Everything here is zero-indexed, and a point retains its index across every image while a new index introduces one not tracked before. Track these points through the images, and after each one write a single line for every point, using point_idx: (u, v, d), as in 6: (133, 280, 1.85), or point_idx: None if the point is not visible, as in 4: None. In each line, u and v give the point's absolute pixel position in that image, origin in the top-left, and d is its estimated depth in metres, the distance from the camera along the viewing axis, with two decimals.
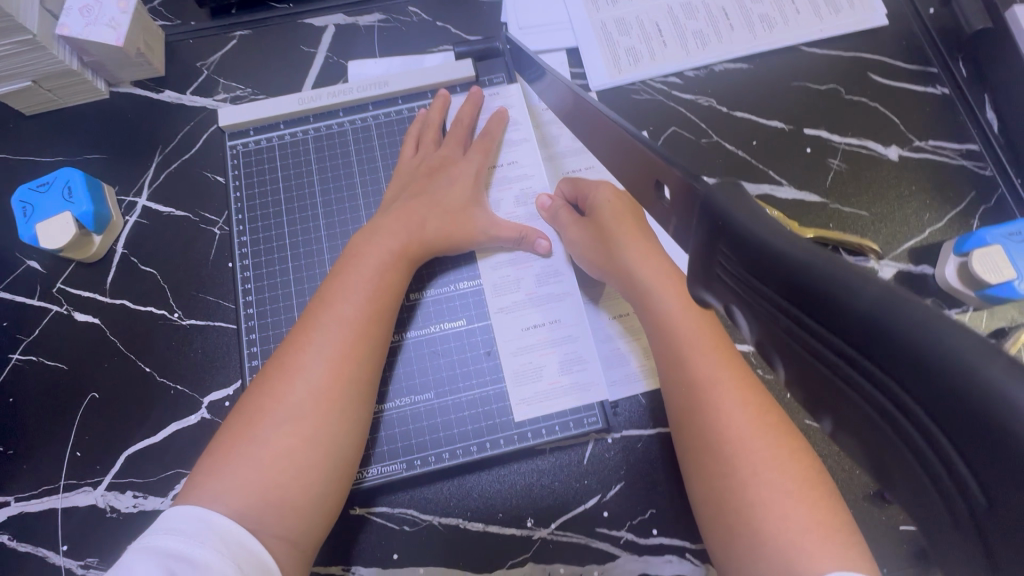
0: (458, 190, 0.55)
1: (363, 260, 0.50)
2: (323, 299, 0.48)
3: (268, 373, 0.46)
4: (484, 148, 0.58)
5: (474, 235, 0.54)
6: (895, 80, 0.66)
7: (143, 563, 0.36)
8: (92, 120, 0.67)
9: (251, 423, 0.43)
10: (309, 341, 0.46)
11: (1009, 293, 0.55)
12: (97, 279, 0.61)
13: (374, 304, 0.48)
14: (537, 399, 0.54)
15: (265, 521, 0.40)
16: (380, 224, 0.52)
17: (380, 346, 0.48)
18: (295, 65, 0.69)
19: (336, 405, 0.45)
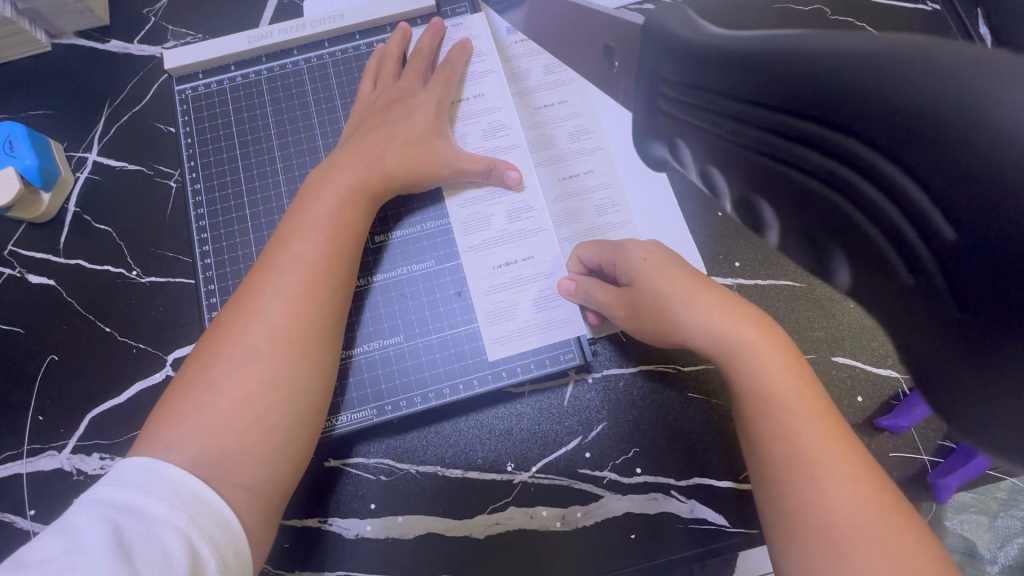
0: (419, 123, 0.52)
1: (320, 198, 0.47)
2: (280, 239, 0.46)
3: (224, 318, 0.43)
4: (445, 79, 0.55)
5: (438, 169, 0.51)
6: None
7: (86, 516, 0.34)
8: (35, 74, 0.63)
9: (206, 369, 0.41)
10: (267, 283, 0.44)
11: None
12: (49, 239, 0.58)
13: (333, 241, 0.46)
14: (511, 337, 0.52)
15: (223, 469, 0.38)
16: (339, 160, 0.49)
17: (341, 287, 0.46)
18: (247, 6, 0.64)
19: (296, 347, 0.43)
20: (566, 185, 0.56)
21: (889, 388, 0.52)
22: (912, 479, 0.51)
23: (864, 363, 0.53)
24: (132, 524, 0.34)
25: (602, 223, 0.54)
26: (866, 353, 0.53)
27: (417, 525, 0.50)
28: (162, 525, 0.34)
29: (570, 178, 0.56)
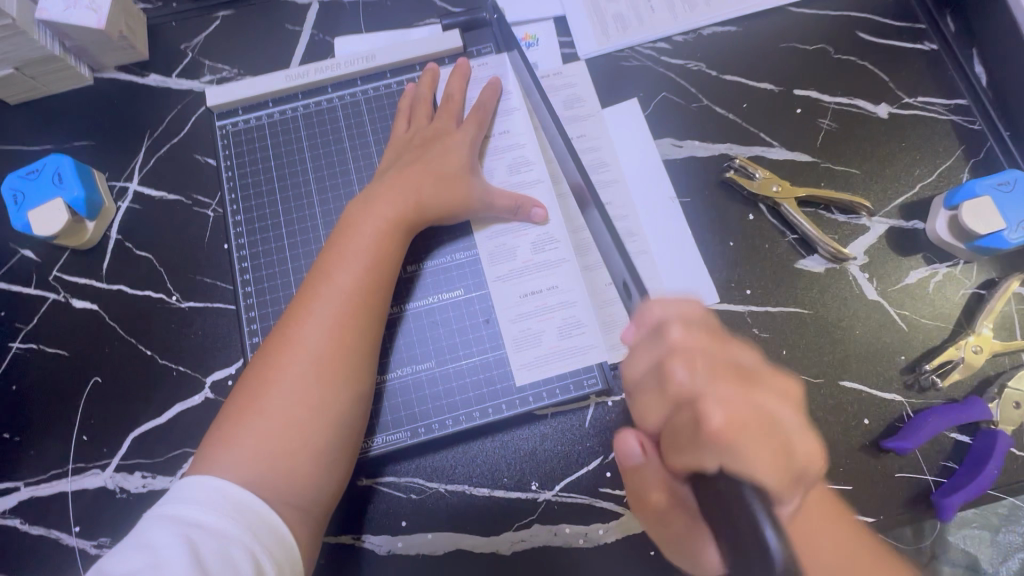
0: (454, 160, 0.55)
1: (359, 231, 0.50)
2: (321, 270, 0.49)
3: (272, 346, 0.46)
4: (478, 120, 0.58)
5: (469, 204, 0.54)
6: (884, 38, 0.66)
7: (161, 530, 0.37)
8: (78, 106, 0.67)
9: (258, 396, 0.44)
10: (310, 313, 0.47)
11: (999, 243, 0.55)
12: (92, 265, 0.61)
13: (372, 272, 0.49)
14: (537, 362, 0.54)
15: (278, 490, 0.42)
16: (375, 194, 0.52)
17: (380, 315, 0.49)
18: (281, 44, 0.68)
19: (340, 374, 0.45)
20: None
21: (894, 411, 0.55)
22: (918, 498, 0.53)
23: (870, 387, 0.56)
24: (206, 541, 0.37)
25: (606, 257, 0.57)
26: (870, 379, 0.56)
27: (446, 542, 0.53)
28: (231, 542, 0.37)
29: None
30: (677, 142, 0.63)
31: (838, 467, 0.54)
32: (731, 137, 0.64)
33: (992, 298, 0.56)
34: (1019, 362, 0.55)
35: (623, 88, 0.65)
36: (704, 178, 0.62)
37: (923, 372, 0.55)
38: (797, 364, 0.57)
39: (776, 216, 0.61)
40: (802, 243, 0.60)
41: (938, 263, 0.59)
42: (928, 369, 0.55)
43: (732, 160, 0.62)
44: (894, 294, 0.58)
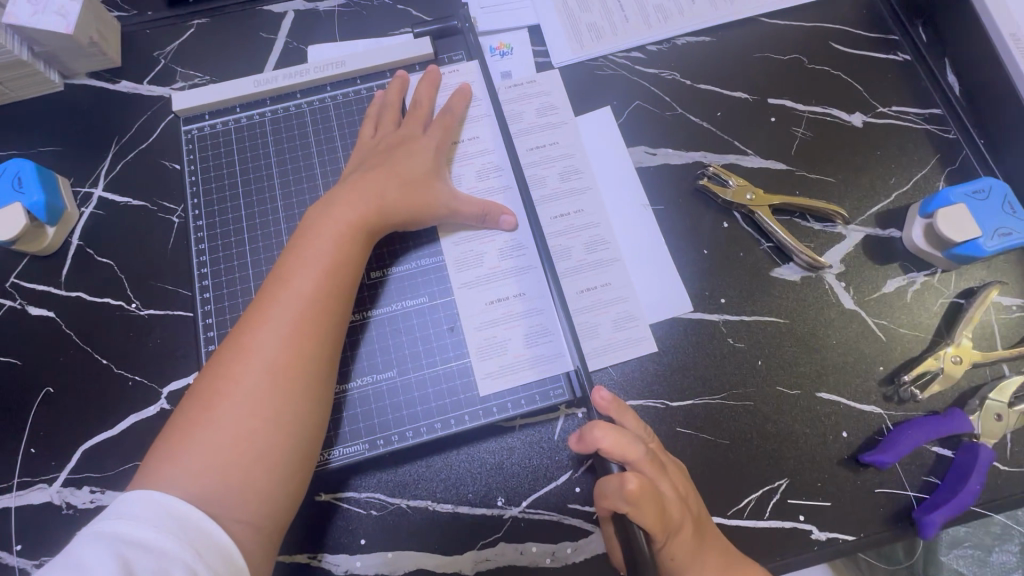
0: (419, 165, 0.54)
1: (319, 235, 0.49)
2: (279, 275, 0.47)
3: (224, 353, 0.44)
4: (444, 125, 0.57)
5: (434, 210, 0.53)
6: (856, 48, 0.66)
7: (94, 548, 0.35)
8: (45, 112, 0.66)
9: (208, 407, 0.42)
10: (265, 319, 0.45)
11: (977, 251, 0.55)
12: (51, 272, 0.60)
13: (332, 277, 0.47)
14: (503, 372, 0.52)
15: (226, 506, 0.40)
16: (337, 198, 0.51)
17: (339, 322, 0.47)
18: (256, 53, 0.69)
19: (295, 383, 0.44)
20: (558, 222, 0.60)
21: (873, 424, 0.53)
22: (899, 515, 0.51)
23: (848, 400, 0.54)
24: (142, 560, 0.35)
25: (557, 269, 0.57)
26: (848, 390, 0.54)
27: (407, 560, 0.51)
28: (169, 559, 0.35)
29: (562, 216, 0.60)
30: (651, 149, 0.63)
31: (817, 482, 0.52)
32: (705, 145, 0.63)
33: (970, 306, 0.55)
34: (1000, 373, 0.54)
35: (596, 96, 0.65)
36: (677, 186, 0.61)
37: (902, 384, 0.53)
38: (773, 375, 0.55)
39: (751, 224, 0.60)
40: (778, 251, 0.59)
41: (915, 272, 0.58)
42: (908, 380, 0.53)
43: (705, 167, 0.62)
44: (871, 304, 0.57)
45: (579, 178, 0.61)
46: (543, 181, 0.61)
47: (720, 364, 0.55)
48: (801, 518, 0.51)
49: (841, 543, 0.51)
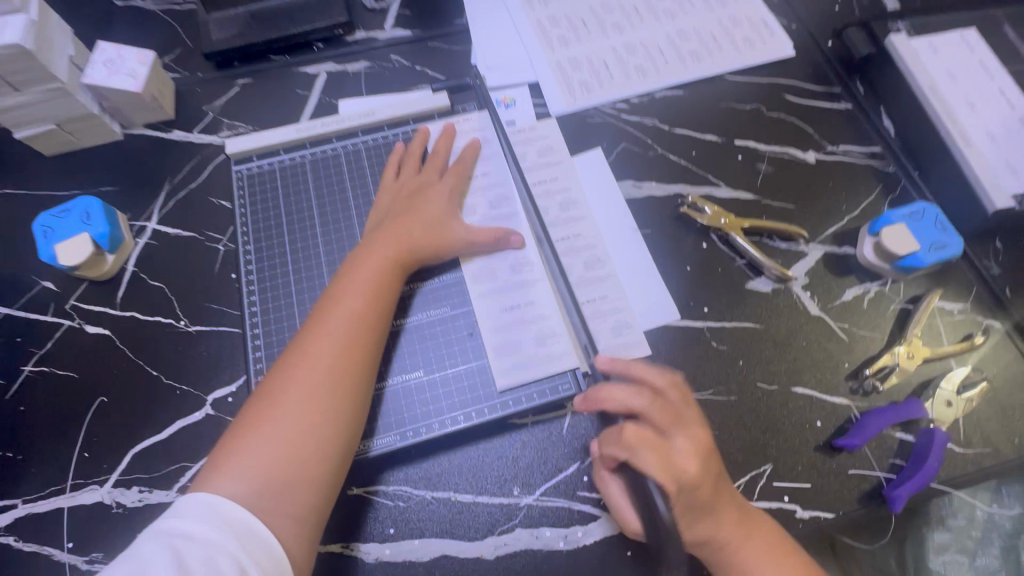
0: (438, 207, 0.63)
1: (361, 269, 0.57)
2: (327, 303, 0.55)
3: (282, 366, 0.52)
4: (457, 172, 0.67)
5: (454, 243, 0.62)
6: (806, 98, 0.79)
7: (152, 543, 0.41)
8: (105, 157, 0.75)
9: (265, 414, 0.49)
10: (319, 337, 0.52)
11: (917, 262, 0.64)
12: (108, 294, 0.67)
13: (372, 304, 0.55)
14: (517, 370, 0.59)
15: (278, 502, 0.46)
16: (378, 236, 0.60)
17: (378, 344, 0.55)
18: (293, 106, 0.79)
19: (340, 395, 0.51)
20: (561, 245, 0.69)
21: (842, 414, 0.61)
22: (871, 493, 0.58)
23: (820, 392, 0.62)
24: (192, 550, 0.41)
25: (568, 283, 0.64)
26: (819, 385, 0.62)
27: (433, 547, 0.55)
28: (216, 549, 0.41)
29: (564, 239, 0.69)
30: (637, 183, 0.73)
31: (798, 466, 0.59)
32: (683, 179, 0.74)
33: (918, 309, 0.64)
34: (948, 367, 0.62)
35: (588, 140, 0.76)
36: (661, 213, 0.71)
37: (864, 377, 0.61)
38: (753, 371, 0.63)
39: (727, 244, 0.69)
40: (751, 267, 0.68)
41: (869, 282, 0.67)
42: (869, 373, 0.61)
43: (685, 197, 0.72)
44: (834, 309, 0.66)
45: (577, 207, 0.71)
46: (545, 211, 0.71)
47: (706, 364, 0.63)
48: (786, 499, 0.57)
49: (822, 520, 0.57)
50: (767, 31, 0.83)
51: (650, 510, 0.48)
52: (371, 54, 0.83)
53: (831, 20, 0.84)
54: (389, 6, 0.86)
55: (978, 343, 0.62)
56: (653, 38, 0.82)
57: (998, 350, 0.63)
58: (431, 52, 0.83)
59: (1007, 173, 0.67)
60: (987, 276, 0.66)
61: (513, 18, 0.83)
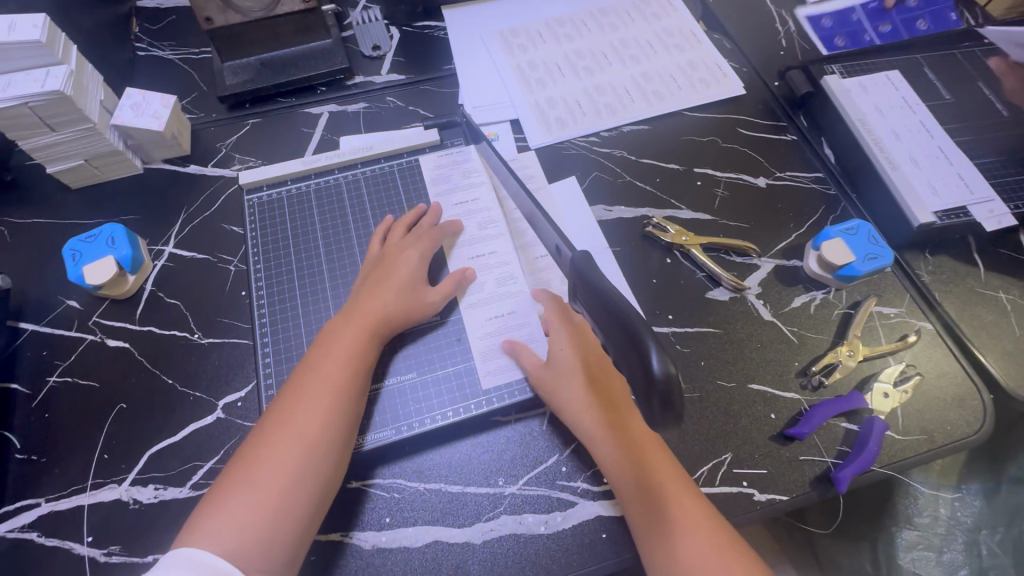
0: (414, 272, 0.68)
1: (340, 336, 0.63)
2: (310, 367, 0.61)
3: (264, 434, 0.57)
4: (431, 238, 0.72)
5: (424, 309, 0.67)
6: (757, 131, 0.89)
7: None
8: (127, 188, 0.83)
9: (247, 473, 0.55)
10: (298, 406, 0.58)
11: (854, 271, 0.73)
12: (128, 311, 0.73)
13: (350, 369, 0.61)
14: (500, 371, 0.67)
15: (251, 557, 0.51)
16: (357, 306, 0.65)
17: (354, 406, 0.60)
18: (299, 142, 0.88)
19: (314, 455, 0.56)
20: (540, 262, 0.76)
21: (793, 407, 0.68)
22: (821, 477, 0.64)
23: (773, 388, 0.69)
24: None
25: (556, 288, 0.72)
26: (773, 381, 0.69)
27: (426, 534, 0.60)
28: None
29: None
30: (608, 208, 0.82)
31: (755, 455, 0.65)
32: (649, 202, 0.82)
33: (857, 313, 0.72)
34: (886, 363, 0.70)
35: (563, 169, 0.85)
36: (630, 231, 0.80)
37: (812, 373, 0.69)
38: (714, 371, 0.70)
39: (688, 259, 0.77)
40: (710, 279, 0.76)
41: (815, 290, 0.75)
42: (815, 370, 0.69)
43: (650, 219, 0.80)
44: (784, 315, 0.73)
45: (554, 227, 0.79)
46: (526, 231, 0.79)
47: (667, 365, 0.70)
48: (745, 484, 0.63)
49: (778, 503, 0.63)
50: (721, 73, 0.94)
51: (634, 374, 0.37)
52: (369, 96, 0.93)
53: (776, 64, 0.95)
54: (385, 54, 0.97)
55: (911, 341, 0.70)
56: (620, 80, 0.92)
57: (930, 347, 0.71)
58: (422, 94, 0.93)
59: (930, 194, 0.76)
60: (918, 283, 0.75)
61: (496, 63, 0.94)
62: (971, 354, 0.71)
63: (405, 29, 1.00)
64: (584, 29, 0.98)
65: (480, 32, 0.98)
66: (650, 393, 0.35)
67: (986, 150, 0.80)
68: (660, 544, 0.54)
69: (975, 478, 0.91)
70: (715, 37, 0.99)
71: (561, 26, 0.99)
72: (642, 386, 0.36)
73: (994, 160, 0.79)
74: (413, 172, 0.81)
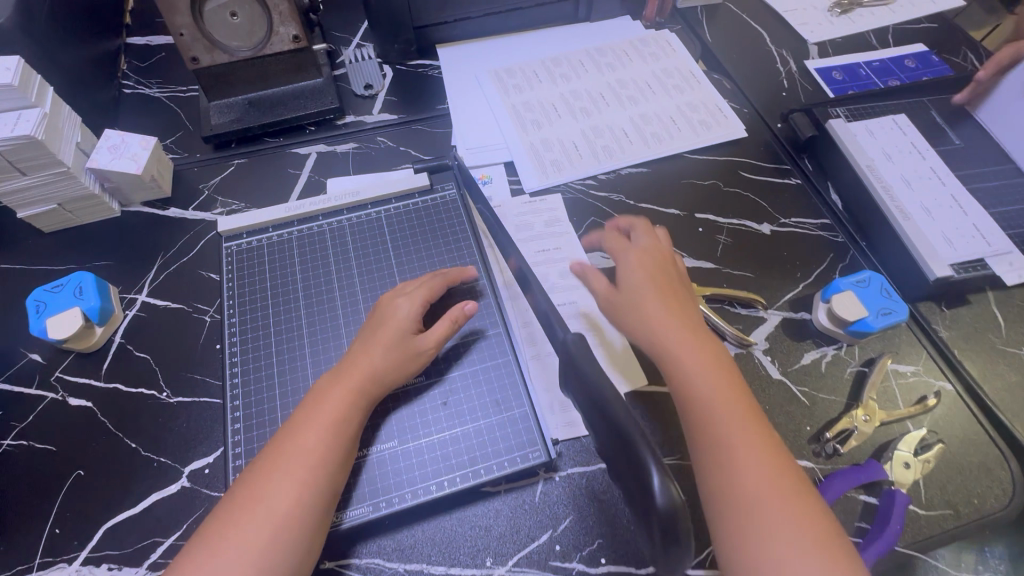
0: (405, 320, 0.63)
1: (327, 398, 0.57)
2: (293, 432, 0.56)
3: (234, 504, 0.52)
4: (428, 288, 0.66)
5: (416, 358, 0.62)
6: (759, 175, 0.86)
7: None
8: (102, 233, 0.79)
9: (214, 552, 0.49)
10: (275, 474, 0.53)
11: (868, 327, 0.68)
12: (94, 366, 0.69)
13: (335, 436, 0.55)
14: (487, 441, 0.61)
15: None
16: (348, 362, 0.60)
17: (336, 475, 0.55)
18: (285, 184, 0.85)
19: (292, 530, 0.51)
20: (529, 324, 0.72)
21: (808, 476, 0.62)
22: None
23: None
24: None
25: (547, 349, 0.69)
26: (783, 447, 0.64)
27: None
28: None
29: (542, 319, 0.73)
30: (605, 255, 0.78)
31: None
32: None
33: (872, 374, 0.67)
34: (905, 428, 0.65)
35: (560, 212, 0.81)
36: None
37: (826, 440, 0.64)
38: None
39: None
40: (713, 333, 0.72)
41: (826, 345, 0.71)
42: (829, 437, 0.64)
43: None
44: (793, 373, 0.69)
45: (545, 278, 0.75)
46: (547, 274, 0.76)
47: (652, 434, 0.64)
48: None
49: None
50: (721, 114, 0.91)
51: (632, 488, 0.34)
52: (360, 136, 0.90)
53: (779, 105, 0.93)
54: (377, 93, 0.94)
55: (931, 405, 0.65)
56: (619, 120, 0.90)
57: (952, 412, 0.66)
58: (414, 133, 0.90)
59: (945, 245, 0.72)
60: (935, 340, 0.70)
61: (491, 103, 0.92)
62: (994, 419, 0.66)
63: (399, 68, 0.98)
64: (581, 69, 0.96)
65: (476, 72, 0.96)
66: (651, 518, 0.32)
67: (1000, 199, 0.77)
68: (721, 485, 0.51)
69: (1001, 541, 0.85)
70: (714, 77, 0.97)
71: (557, 65, 0.97)
72: (643, 507, 0.32)
73: (1009, 210, 0.76)
74: (401, 218, 0.78)
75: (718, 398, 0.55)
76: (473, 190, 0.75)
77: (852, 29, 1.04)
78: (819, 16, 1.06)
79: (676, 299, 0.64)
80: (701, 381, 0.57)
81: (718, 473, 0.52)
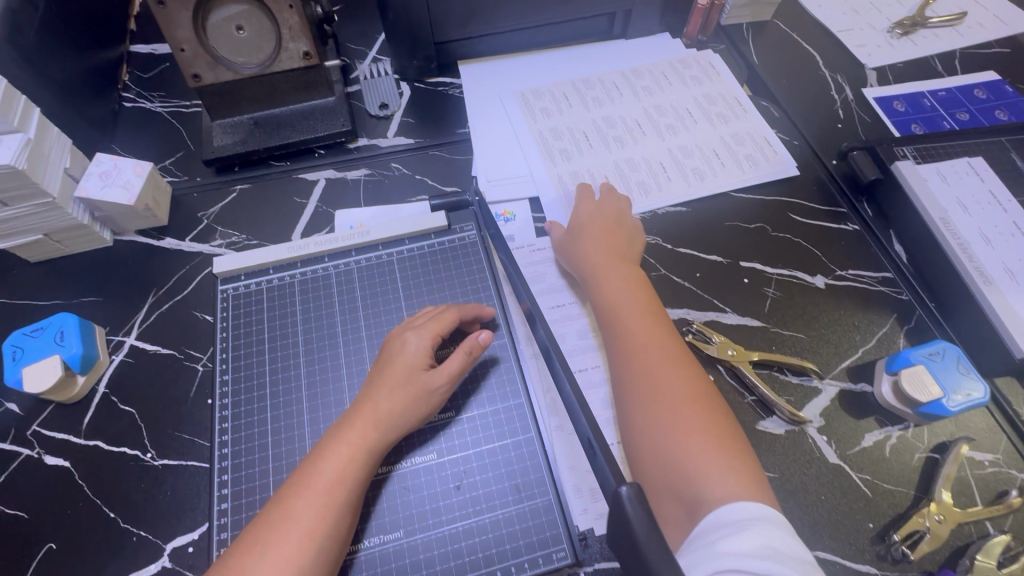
0: (415, 355, 0.57)
1: (327, 460, 0.51)
2: (284, 500, 0.49)
3: None
4: (439, 319, 0.60)
5: (427, 398, 0.55)
6: (812, 218, 0.77)
7: None
8: (91, 264, 0.73)
9: None
10: (260, 553, 0.46)
11: (941, 409, 0.60)
12: (74, 419, 0.62)
13: (331, 507, 0.49)
14: (504, 536, 0.54)
15: None
16: (353, 412, 0.54)
17: (330, 554, 0.48)
18: (290, 214, 0.78)
19: None
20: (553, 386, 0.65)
21: None
22: None
23: (844, 558, 0.56)
24: None
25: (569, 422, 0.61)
26: (842, 549, 0.56)
27: None
28: None
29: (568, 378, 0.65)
30: None
31: None
32: (688, 303, 0.70)
33: (947, 464, 0.59)
34: (985, 532, 0.56)
35: None
36: None
37: (893, 543, 0.55)
38: None
39: (735, 378, 0.65)
40: (761, 405, 0.63)
41: (890, 425, 0.62)
42: (898, 539, 0.55)
43: (690, 324, 0.68)
44: (853, 458, 0.61)
45: (572, 333, 0.67)
46: (574, 329, 0.68)
47: None
48: None
49: None
50: (770, 148, 0.83)
51: None
52: (372, 162, 0.83)
53: (833, 139, 0.84)
54: (393, 114, 0.87)
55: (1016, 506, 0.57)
56: (656, 152, 0.82)
57: None
58: (432, 161, 0.83)
59: None
60: (1016, 425, 0.62)
61: (516, 129, 0.84)
62: None
63: (417, 86, 0.90)
64: (615, 92, 0.88)
65: (500, 93, 0.89)
66: None
67: None
68: (641, 398, 0.55)
69: None
70: (762, 104, 0.89)
71: (589, 88, 0.89)
72: None
73: None
74: (415, 260, 0.71)
75: (646, 331, 0.59)
76: (495, 232, 0.68)
77: (915, 52, 0.94)
78: (878, 37, 0.97)
79: (617, 246, 0.68)
80: (628, 316, 0.61)
81: (637, 384, 0.56)
